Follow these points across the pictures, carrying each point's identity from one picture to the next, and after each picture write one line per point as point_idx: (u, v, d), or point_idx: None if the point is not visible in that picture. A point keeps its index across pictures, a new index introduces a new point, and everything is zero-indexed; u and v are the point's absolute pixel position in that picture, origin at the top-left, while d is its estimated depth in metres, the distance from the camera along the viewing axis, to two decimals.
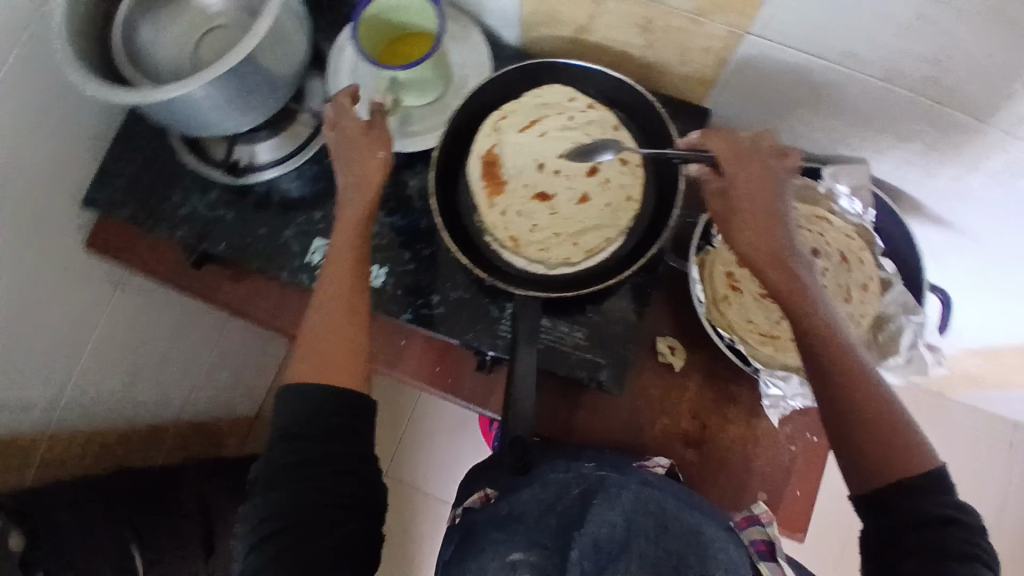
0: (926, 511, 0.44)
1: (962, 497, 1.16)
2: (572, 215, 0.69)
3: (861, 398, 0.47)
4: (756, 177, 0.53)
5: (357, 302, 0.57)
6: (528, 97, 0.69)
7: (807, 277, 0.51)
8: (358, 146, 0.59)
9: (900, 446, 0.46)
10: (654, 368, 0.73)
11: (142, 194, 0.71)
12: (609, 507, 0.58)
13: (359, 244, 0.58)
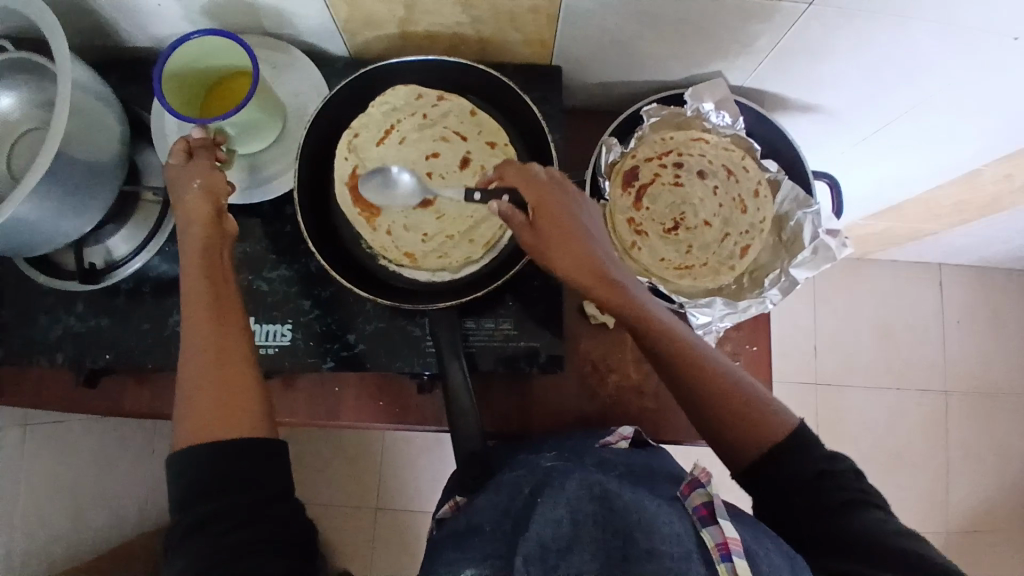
0: (804, 472, 0.52)
1: (903, 349, 1.30)
2: (459, 213, 0.65)
3: (716, 395, 0.53)
4: (563, 217, 0.51)
5: (229, 353, 0.51)
6: (374, 107, 0.66)
7: (640, 297, 0.52)
8: (187, 175, 0.57)
9: (766, 423, 0.53)
10: (591, 332, 0.72)
11: (7, 331, 0.67)
12: (554, 503, 0.47)
13: (214, 296, 0.53)
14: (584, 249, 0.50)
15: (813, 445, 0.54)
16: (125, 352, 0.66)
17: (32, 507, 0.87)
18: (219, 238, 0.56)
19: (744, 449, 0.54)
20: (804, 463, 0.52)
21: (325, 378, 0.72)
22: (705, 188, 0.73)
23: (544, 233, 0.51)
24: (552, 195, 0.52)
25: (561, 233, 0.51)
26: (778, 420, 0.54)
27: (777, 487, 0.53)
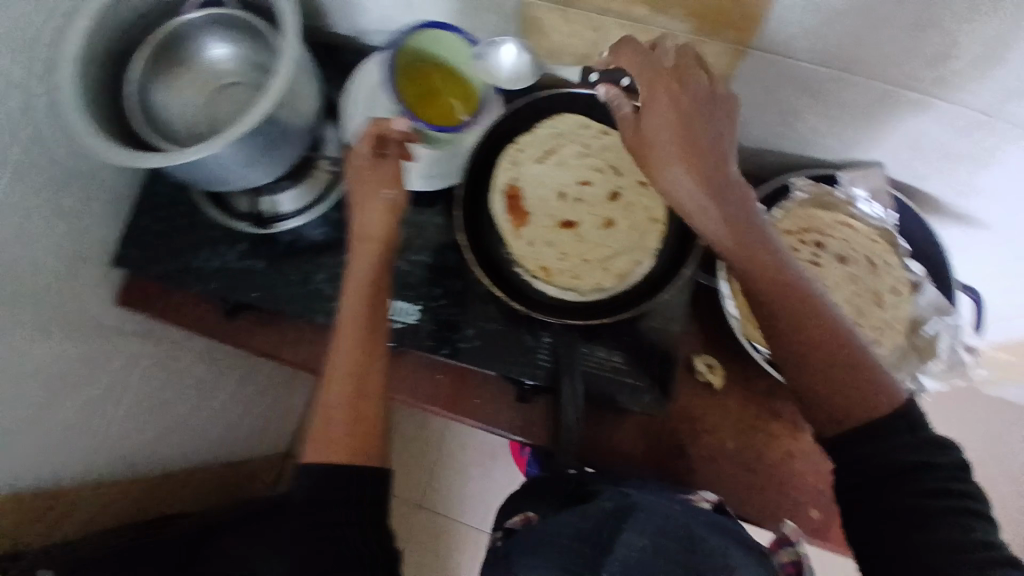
0: (896, 454, 0.47)
1: (996, 494, 1.22)
2: (598, 241, 0.67)
3: (809, 334, 0.50)
4: (672, 107, 0.54)
5: (371, 377, 0.58)
6: (541, 127, 0.70)
7: (735, 200, 0.53)
8: (368, 181, 0.59)
9: (865, 385, 0.49)
10: (691, 386, 0.74)
11: (173, 252, 0.76)
12: (637, 533, 0.50)
13: (371, 314, 0.59)
14: (682, 137, 0.53)
15: (917, 429, 0.48)
16: (272, 294, 0.73)
17: (134, 413, 0.97)
18: (382, 267, 0.60)
19: (833, 412, 0.50)
20: (898, 451, 0.47)
21: (432, 363, 0.75)
22: (841, 273, 0.71)
23: (648, 117, 0.54)
24: (668, 83, 0.54)
25: (665, 117, 0.54)
26: (882, 393, 0.49)
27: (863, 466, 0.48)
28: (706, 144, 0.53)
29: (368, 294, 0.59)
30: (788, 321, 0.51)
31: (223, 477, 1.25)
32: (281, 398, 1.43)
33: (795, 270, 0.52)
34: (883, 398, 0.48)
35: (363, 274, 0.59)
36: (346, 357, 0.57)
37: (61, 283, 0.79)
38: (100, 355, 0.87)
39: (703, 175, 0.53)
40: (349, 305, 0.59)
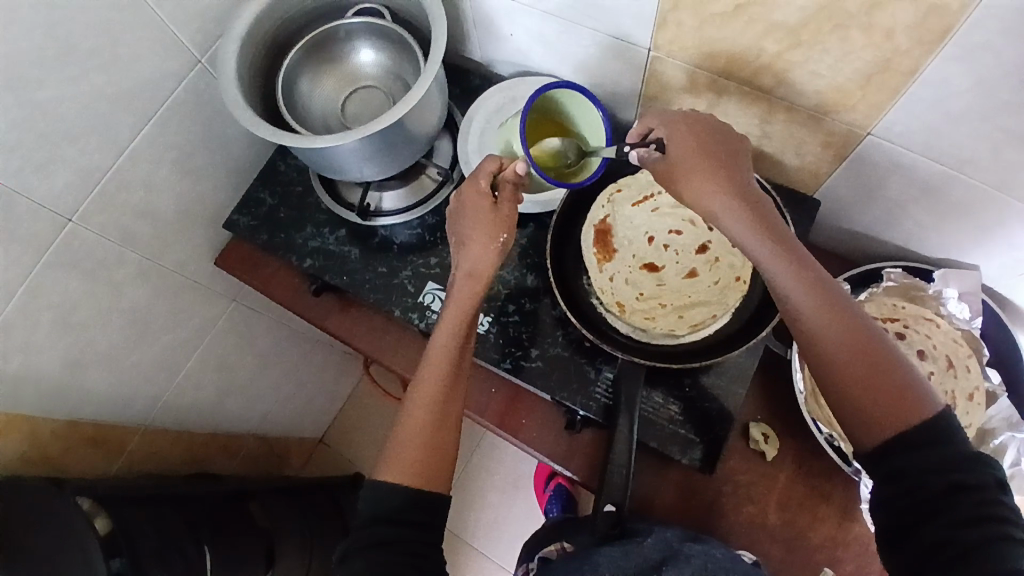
0: (932, 469, 0.45)
1: None
2: (678, 288, 0.69)
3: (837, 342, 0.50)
4: (692, 139, 0.56)
5: (450, 406, 0.60)
6: (643, 172, 0.73)
7: (757, 209, 0.54)
8: (485, 221, 0.63)
9: (901, 385, 0.48)
10: (744, 453, 0.73)
11: (277, 224, 0.82)
12: None
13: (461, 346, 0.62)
14: (703, 164, 0.55)
15: (956, 442, 0.46)
16: (358, 281, 0.78)
17: (200, 367, 1.02)
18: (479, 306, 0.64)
19: (870, 421, 0.48)
20: (933, 463, 0.45)
21: (489, 375, 0.78)
22: (921, 368, 0.67)
23: (670, 146, 0.57)
24: (689, 121, 0.57)
25: (682, 140, 0.56)
26: (917, 403, 0.47)
27: (899, 485, 0.46)
28: (728, 171, 0.55)
29: (462, 330, 0.62)
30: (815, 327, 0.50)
31: (260, 448, 1.29)
32: (329, 386, 1.48)
33: (823, 276, 0.52)
34: (918, 406, 0.47)
35: (461, 311, 0.62)
36: (431, 384, 0.60)
37: (175, 233, 0.86)
38: (186, 306, 0.94)
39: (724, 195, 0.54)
40: (442, 336, 0.62)
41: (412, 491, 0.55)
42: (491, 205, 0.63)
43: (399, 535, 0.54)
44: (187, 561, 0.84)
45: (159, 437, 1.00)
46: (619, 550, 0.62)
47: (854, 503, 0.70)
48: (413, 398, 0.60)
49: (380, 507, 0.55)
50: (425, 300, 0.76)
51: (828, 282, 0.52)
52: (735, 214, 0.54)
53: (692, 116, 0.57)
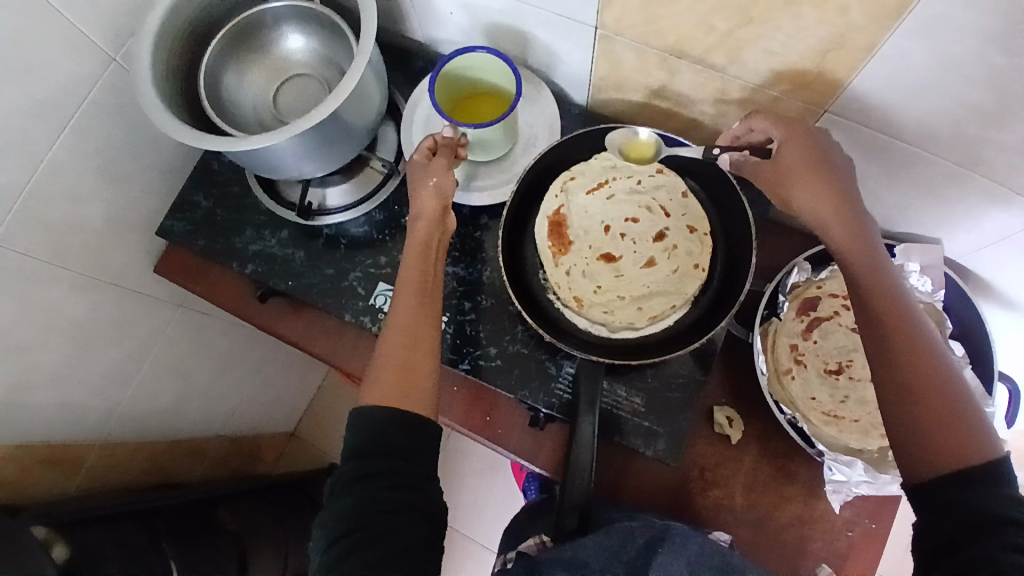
0: (980, 505, 0.44)
1: None
2: (636, 279, 0.66)
3: (921, 369, 0.49)
4: (807, 151, 0.56)
5: (421, 331, 0.58)
6: (597, 158, 0.69)
7: (865, 231, 0.55)
8: (422, 171, 0.63)
9: (968, 431, 0.46)
10: (710, 438, 0.73)
11: (217, 228, 0.78)
12: (675, 559, 0.57)
13: (426, 275, 0.61)
14: (816, 173, 0.55)
15: (1006, 485, 0.44)
16: (305, 285, 0.74)
17: (153, 376, 0.98)
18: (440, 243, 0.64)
19: (929, 452, 0.47)
20: (982, 500, 0.44)
21: (451, 374, 0.75)
22: None
23: (782, 149, 0.57)
24: (806, 132, 0.57)
25: (794, 146, 0.56)
26: (981, 446, 0.46)
27: (942, 510, 0.45)
28: (845, 196, 0.55)
29: (424, 258, 0.61)
30: (902, 351, 0.50)
31: (227, 449, 1.26)
32: (297, 380, 1.45)
33: (919, 313, 0.52)
34: (980, 448, 0.46)
35: (421, 238, 0.62)
36: (405, 312, 0.59)
37: (109, 243, 0.81)
38: (131, 316, 0.89)
39: (837, 215, 0.55)
40: (408, 267, 0.61)
41: (390, 409, 0.53)
42: (426, 155, 0.64)
43: (387, 466, 0.51)
44: None
45: (117, 451, 0.95)
46: (602, 533, 0.60)
47: (818, 481, 0.71)
48: (389, 329, 0.58)
49: (361, 435, 0.52)
50: (376, 301, 0.72)
51: (920, 318, 0.51)
52: (841, 226, 0.55)
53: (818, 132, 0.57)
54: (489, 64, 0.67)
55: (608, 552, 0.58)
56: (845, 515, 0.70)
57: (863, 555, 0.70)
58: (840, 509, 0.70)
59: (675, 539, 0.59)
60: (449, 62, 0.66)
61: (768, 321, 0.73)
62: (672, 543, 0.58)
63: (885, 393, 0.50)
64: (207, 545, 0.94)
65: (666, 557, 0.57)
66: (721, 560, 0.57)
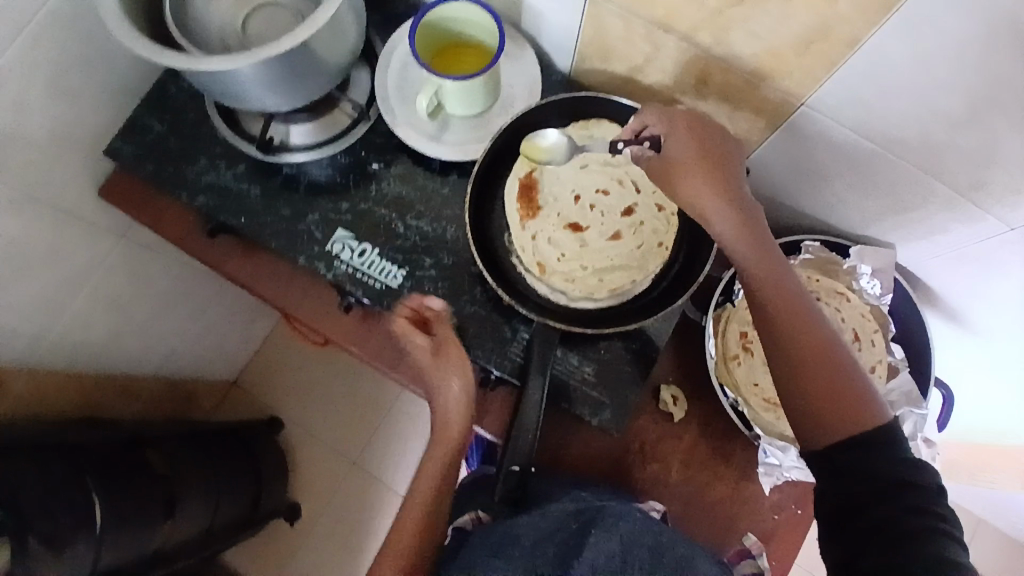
0: (880, 469, 0.47)
1: None
2: (600, 251, 0.66)
3: (813, 350, 0.51)
4: (694, 147, 0.58)
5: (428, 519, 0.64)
6: (574, 125, 0.68)
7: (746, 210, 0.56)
8: (434, 363, 0.65)
9: (854, 393, 0.50)
10: (653, 415, 0.75)
11: (169, 156, 0.73)
12: (606, 539, 0.60)
13: (449, 461, 0.66)
14: (704, 164, 0.57)
15: (900, 448, 0.48)
16: (259, 224, 0.71)
17: (89, 307, 0.93)
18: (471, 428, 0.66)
19: (823, 420, 0.50)
20: (879, 463, 0.48)
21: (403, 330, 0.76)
22: None
23: (671, 145, 0.59)
24: (690, 125, 0.59)
25: (685, 142, 0.58)
26: (872, 409, 0.49)
27: (843, 476, 0.49)
28: (730, 184, 0.57)
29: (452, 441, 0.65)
30: (795, 333, 0.52)
31: (162, 391, 1.22)
32: (242, 329, 1.40)
33: (796, 282, 0.54)
34: (872, 412, 0.49)
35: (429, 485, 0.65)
36: (394, 558, 0.63)
37: (52, 162, 0.76)
38: (70, 242, 0.84)
39: (726, 202, 0.56)
40: (432, 454, 0.66)
41: None
42: (428, 342, 0.64)
43: None
44: (76, 513, 0.80)
45: (44, 379, 0.91)
46: (537, 513, 0.64)
47: (752, 464, 0.73)
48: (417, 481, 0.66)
49: None
50: (334, 248, 0.70)
51: (798, 287, 0.54)
52: (723, 206, 0.56)
53: (708, 124, 0.59)
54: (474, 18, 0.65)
55: (541, 533, 0.62)
56: (773, 499, 0.73)
57: (787, 537, 0.73)
58: (769, 493, 0.73)
59: (608, 518, 0.62)
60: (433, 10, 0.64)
61: (721, 306, 0.73)
62: (604, 524, 0.62)
63: (782, 377, 0.52)
64: (134, 482, 0.91)
65: (598, 538, 0.61)
66: (651, 539, 0.61)
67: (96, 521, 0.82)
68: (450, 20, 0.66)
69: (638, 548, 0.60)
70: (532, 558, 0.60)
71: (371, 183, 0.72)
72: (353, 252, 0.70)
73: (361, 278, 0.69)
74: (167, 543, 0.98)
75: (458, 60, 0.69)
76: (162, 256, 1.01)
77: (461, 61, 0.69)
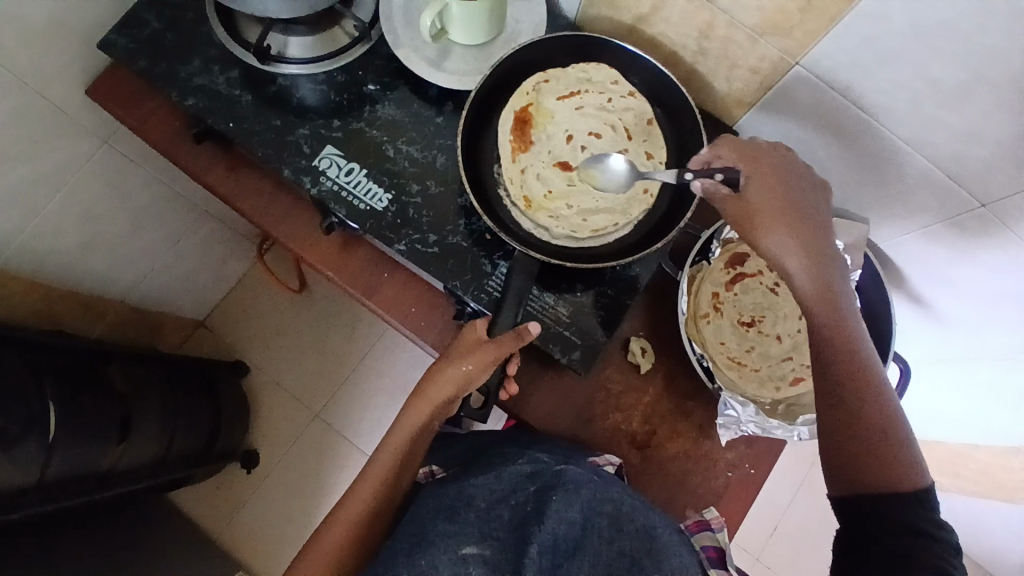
0: (904, 522, 0.50)
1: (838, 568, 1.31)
2: (587, 191, 0.68)
3: (867, 412, 0.52)
4: (771, 186, 0.56)
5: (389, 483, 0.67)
6: (574, 69, 0.70)
7: (825, 265, 0.54)
8: (461, 350, 0.64)
9: (898, 461, 0.51)
10: (620, 365, 0.76)
11: (162, 54, 0.72)
12: (569, 505, 0.59)
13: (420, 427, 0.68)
14: (782, 213, 0.54)
15: (930, 509, 0.50)
16: (246, 131, 0.70)
17: (62, 212, 0.91)
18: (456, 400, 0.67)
19: (862, 483, 0.52)
20: (906, 521, 0.50)
21: (382, 259, 0.76)
22: (793, 309, 0.73)
23: (749, 186, 0.56)
24: (767, 165, 0.56)
25: (764, 190, 0.55)
26: (911, 472, 0.51)
27: (865, 522, 0.52)
28: (807, 229, 0.54)
29: (430, 410, 0.67)
30: (852, 396, 0.52)
31: (128, 316, 1.19)
32: (215, 266, 1.37)
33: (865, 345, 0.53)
34: (914, 477, 0.51)
35: (402, 436, 0.68)
36: (346, 513, 0.66)
37: (41, 48, 0.74)
38: (52, 138, 0.82)
39: (799, 251, 0.54)
40: (409, 416, 0.68)
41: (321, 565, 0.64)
42: (475, 339, 0.64)
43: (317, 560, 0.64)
44: (30, 414, 0.78)
45: (10, 279, 0.88)
46: (492, 476, 0.63)
47: (710, 420, 0.75)
48: (389, 434, 0.69)
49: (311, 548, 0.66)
50: (320, 163, 0.69)
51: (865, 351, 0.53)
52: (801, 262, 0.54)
53: (787, 164, 0.57)
54: None
55: (496, 496, 0.62)
56: (728, 457, 0.75)
57: (736, 496, 0.75)
58: (725, 450, 0.75)
59: (567, 485, 0.61)
60: None
61: (696, 265, 0.74)
62: (565, 490, 0.60)
63: (830, 433, 0.53)
64: (93, 395, 0.89)
65: (558, 505, 0.59)
66: (610, 507, 0.59)
67: (48, 424, 0.80)
68: None
69: (598, 517, 0.59)
70: (487, 522, 0.59)
71: (366, 104, 0.71)
72: (340, 169, 0.69)
73: (346, 197, 0.69)
74: (119, 468, 0.94)
75: None
76: (139, 172, 0.99)
77: None
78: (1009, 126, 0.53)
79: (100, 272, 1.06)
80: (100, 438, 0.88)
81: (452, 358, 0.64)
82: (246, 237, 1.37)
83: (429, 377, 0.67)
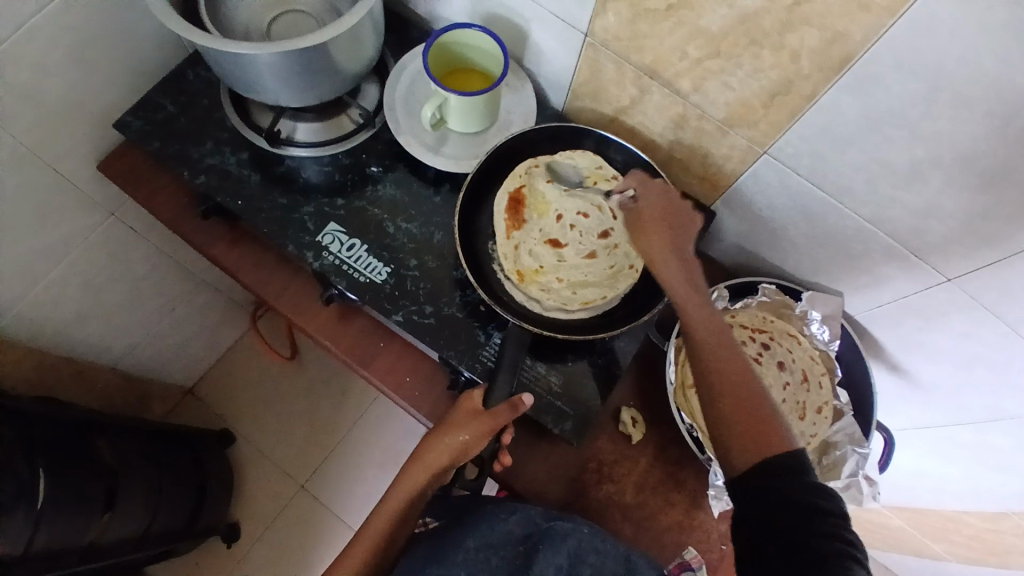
0: (794, 492, 0.49)
1: None
2: (576, 267, 0.71)
3: (736, 385, 0.54)
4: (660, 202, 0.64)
5: (382, 552, 0.67)
6: (561, 155, 0.76)
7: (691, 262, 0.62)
8: (459, 419, 0.65)
9: (771, 426, 0.52)
10: (611, 435, 0.77)
11: (177, 136, 0.77)
12: (554, 553, 0.66)
13: (413, 496, 0.68)
14: (661, 219, 0.63)
15: (808, 476, 0.50)
16: (253, 208, 0.74)
17: (64, 280, 0.93)
18: (451, 469, 0.67)
19: (747, 450, 0.52)
20: (794, 495, 0.49)
21: (378, 330, 0.79)
22: (779, 378, 0.73)
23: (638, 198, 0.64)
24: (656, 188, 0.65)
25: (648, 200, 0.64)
26: (786, 440, 0.52)
27: (763, 501, 0.50)
28: (681, 245, 0.62)
29: (425, 479, 0.67)
30: (725, 371, 0.55)
31: (118, 384, 1.19)
32: (206, 335, 1.38)
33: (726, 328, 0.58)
34: (787, 443, 0.51)
35: (395, 505, 0.68)
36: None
37: (61, 129, 0.78)
38: (58, 210, 0.85)
39: (674, 256, 0.61)
40: (402, 486, 0.68)
41: None
42: (474, 408, 0.65)
43: None
44: (20, 482, 0.78)
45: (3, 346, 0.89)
46: (486, 528, 0.69)
47: (702, 491, 0.75)
48: (383, 501, 0.69)
49: None
50: (323, 239, 0.73)
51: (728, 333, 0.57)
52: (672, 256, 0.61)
53: (677, 205, 0.64)
54: (493, 52, 0.72)
55: (487, 541, 0.68)
56: (720, 528, 0.75)
57: (731, 568, 0.75)
58: (717, 521, 0.75)
59: (554, 535, 0.66)
60: (452, 31, 0.70)
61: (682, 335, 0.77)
62: (551, 541, 0.66)
63: (708, 404, 0.55)
64: (82, 462, 0.89)
65: (545, 552, 0.66)
66: (594, 557, 0.65)
67: (37, 493, 0.79)
68: (471, 49, 0.73)
69: (582, 567, 0.65)
70: (476, 562, 0.67)
71: (367, 184, 0.76)
72: (342, 245, 0.73)
73: (347, 271, 0.72)
74: (102, 540, 0.92)
75: (466, 80, 0.75)
76: (140, 242, 1.02)
77: (467, 82, 0.75)
78: (962, 207, 0.58)
79: (94, 339, 1.07)
80: (85, 509, 0.87)
81: (450, 425, 0.65)
82: (239, 305, 1.39)
83: (427, 445, 0.67)
